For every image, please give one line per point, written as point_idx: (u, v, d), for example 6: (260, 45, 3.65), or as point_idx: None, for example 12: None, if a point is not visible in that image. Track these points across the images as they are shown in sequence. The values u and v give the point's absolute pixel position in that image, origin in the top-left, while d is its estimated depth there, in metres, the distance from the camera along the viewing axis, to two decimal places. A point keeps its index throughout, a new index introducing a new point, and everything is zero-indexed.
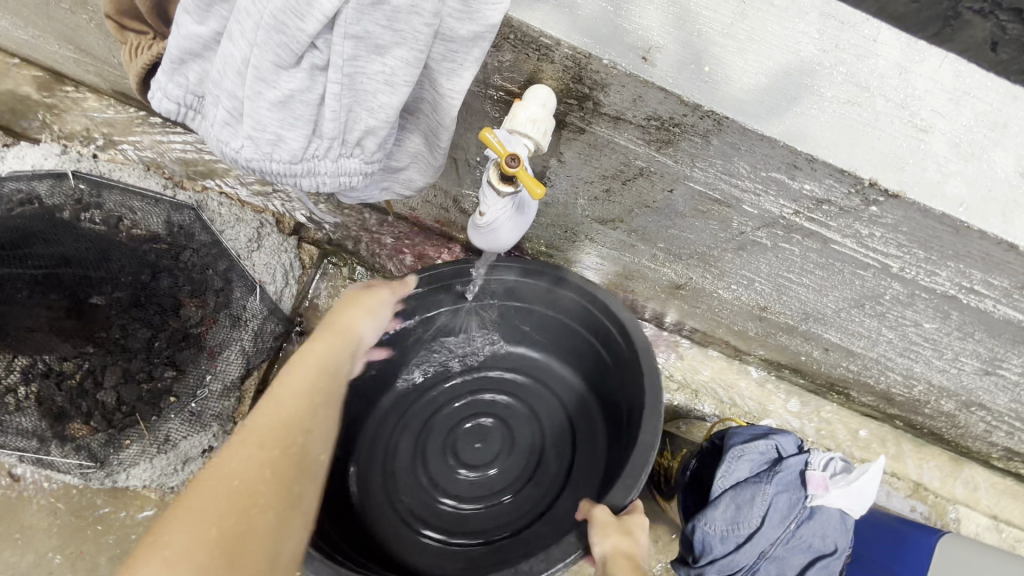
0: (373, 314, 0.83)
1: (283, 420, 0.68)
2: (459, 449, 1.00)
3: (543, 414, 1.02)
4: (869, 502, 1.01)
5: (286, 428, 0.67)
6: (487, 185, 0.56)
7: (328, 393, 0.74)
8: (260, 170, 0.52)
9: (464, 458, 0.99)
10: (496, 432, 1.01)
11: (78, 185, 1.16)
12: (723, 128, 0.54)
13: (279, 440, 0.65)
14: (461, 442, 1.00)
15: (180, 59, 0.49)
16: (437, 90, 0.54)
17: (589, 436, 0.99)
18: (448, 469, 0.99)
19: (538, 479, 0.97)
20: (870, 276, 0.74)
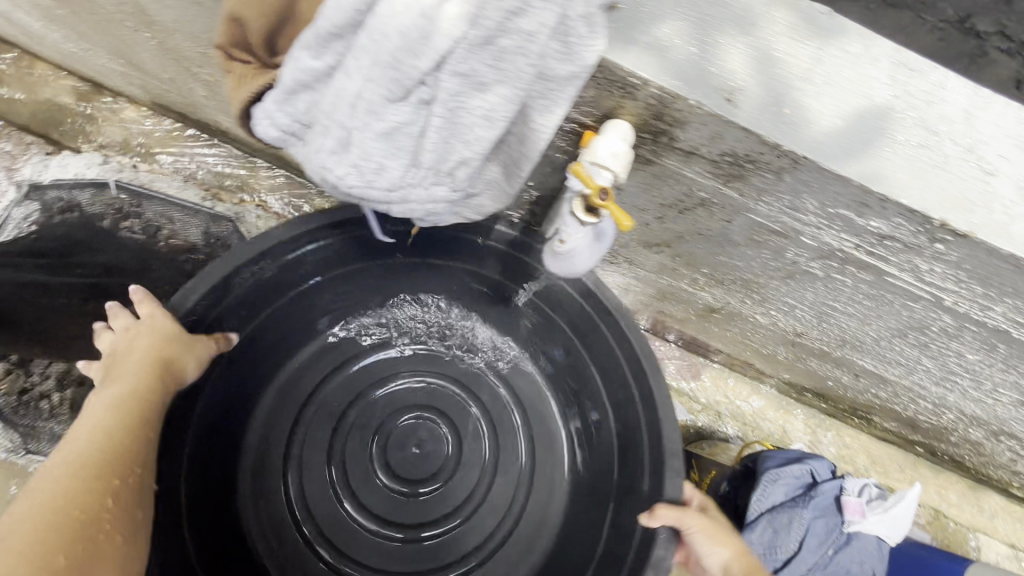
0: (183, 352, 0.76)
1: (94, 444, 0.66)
2: (399, 454, 0.97)
3: (501, 410, 1.03)
4: (902, 531, 1.03)
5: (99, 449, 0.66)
6: (571, 215, 0.59)
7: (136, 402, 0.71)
8: (362, 197, 0.55)
9: (407, 468, 0.97)
10: (429, 431, 0.99)
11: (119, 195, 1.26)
12: (800, 167, 0.57)
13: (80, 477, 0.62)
14: (397, 452, 0.97)
15: (292, 89, 0.51)
16: (527, 123, 0.56)
17: (548, 428, 1.03)
18: (396, 484, 0.96)
19: (505, 477, 0.99)
20: (920, 308, 0.76)
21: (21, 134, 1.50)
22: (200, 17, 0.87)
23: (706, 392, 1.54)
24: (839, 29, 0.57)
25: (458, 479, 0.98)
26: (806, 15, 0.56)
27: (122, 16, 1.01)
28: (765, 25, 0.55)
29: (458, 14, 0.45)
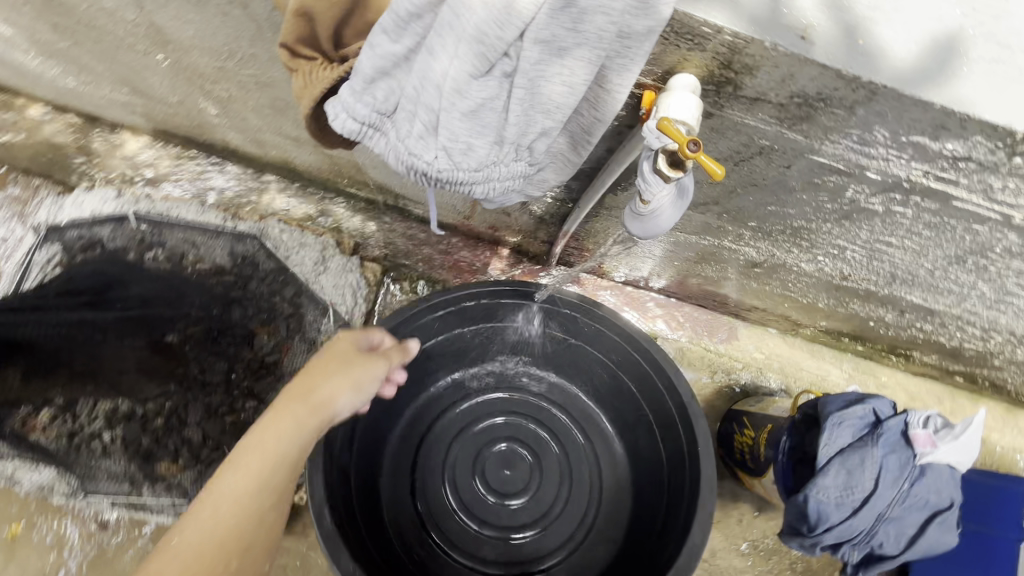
0: (360, 388, 0.80)
1: (285, 457, 0.71)
2: (490, 470, 1.15)
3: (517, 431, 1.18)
4: (973, 454, 1.04)
5: (288, 465, 0.72)
6: (653, 174, 0.58)
7: (320, 422, 0.75)
8: (448, 180, 0.54)
9: (492, 479, 1.14)
10: (500, 456, 1.16)
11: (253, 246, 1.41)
12: (876, 98, 0.57)
13: (279, 474, 0.71)
14: (489, 469, 1.15)
15: (371, 77, 0.50)
16: (602, 86, 0.56)
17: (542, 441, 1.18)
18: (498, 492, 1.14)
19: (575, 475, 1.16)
20: (985, 230, 0.76)
21: (27, 177, 1.47)
22: (220, 28, 0.85)
23: (740, 350, 1.61)
24: None
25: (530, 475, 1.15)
26: None
27: (133, 39, 0.99)
28: None
29: None
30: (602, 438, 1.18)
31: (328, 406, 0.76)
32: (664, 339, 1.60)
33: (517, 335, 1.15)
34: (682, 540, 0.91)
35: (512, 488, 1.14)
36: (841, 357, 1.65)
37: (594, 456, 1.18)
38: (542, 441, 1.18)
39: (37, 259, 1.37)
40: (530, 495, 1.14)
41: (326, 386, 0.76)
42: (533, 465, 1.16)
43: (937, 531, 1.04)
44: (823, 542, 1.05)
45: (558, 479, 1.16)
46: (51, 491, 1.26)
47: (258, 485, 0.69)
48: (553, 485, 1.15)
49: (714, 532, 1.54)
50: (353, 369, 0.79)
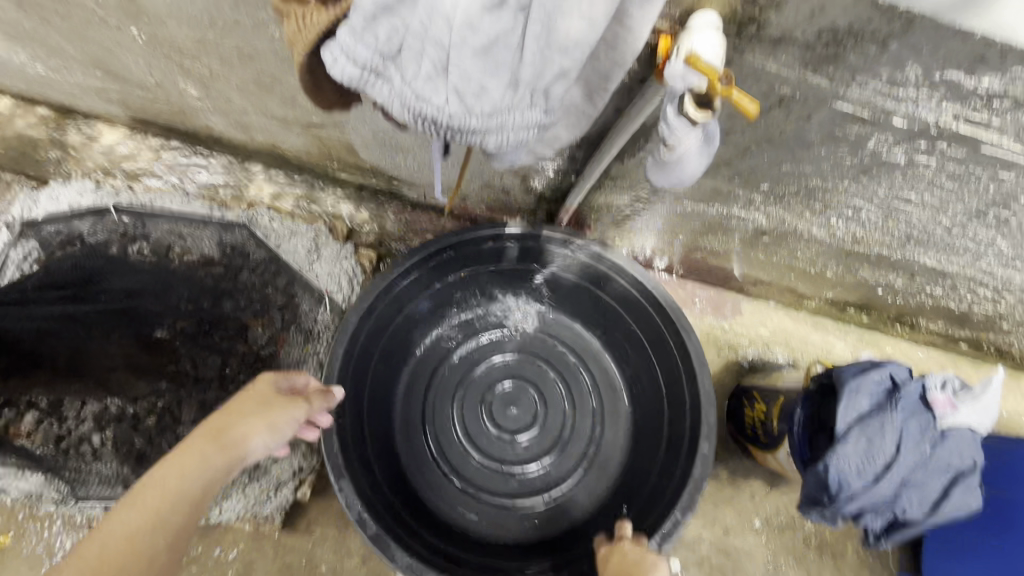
0: (274, 430, 0.80)
1: (184, 493, 0.71)
2: (497, 410, 1.23)
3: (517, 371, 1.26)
4: (995, 414, 1.02)
5: (186, 502, 0.71)
6: (678, 116, 0.53)
7: (227, 461, 0.76)
8: (460, 129, 0.50)
9: (500, 417, 1.23)
10: (506, 396, 1.25)
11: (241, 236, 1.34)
12: (911, 28, 0.53)
13: (174, 510, 0.70)
14: (496, 408, 1.24)
15: (373, 14, 0.45)
16: (623, 23, 0.51)
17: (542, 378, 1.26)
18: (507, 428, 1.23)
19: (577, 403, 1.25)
20: (1012, 178, 0.74)
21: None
22: None
23: (745, 325, 1.60)
24: None
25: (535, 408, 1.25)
26: None
27: (105, 12, 0.93)
28: None
29: None
30: (600, 364, 1.26)
31: (237, 444, 0.77)
32: None
33: (511, 275, 1.20)
34: (689, 460, 1.00)
35: (524, 422, 1.24)
36: (842, 329, 1.64)
37: (593, 381, 1.27)
38: (544, 376, 1.27)
39: (13, 256, 1.28)
40: (539, 427, 1.23)
41: (236, 426, 0.78)
42: (539, 399, 1.25)
43: (962, 495, 1.02)
44: (846, 511, 1.02)
45: (564, 408, 1.25)
46: (40, 498, 1.21)
47: (152, 520, 0.68)
48: (559, 415, 1.25)
49: (728, 510, 1.52)
50: (265, 409, 0.81)
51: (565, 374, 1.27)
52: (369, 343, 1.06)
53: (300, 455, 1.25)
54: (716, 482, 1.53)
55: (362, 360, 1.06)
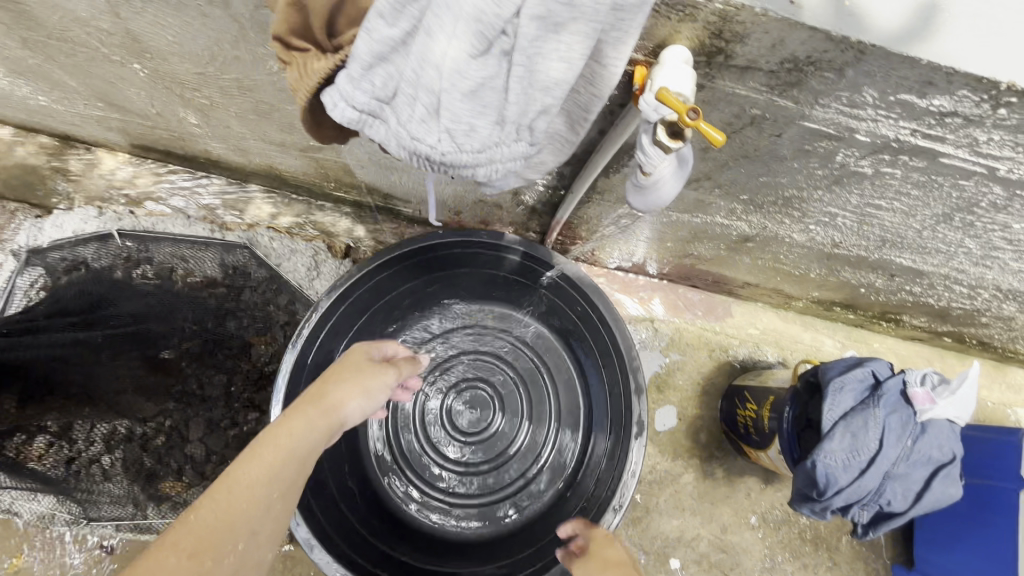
0: (370, 395, 0.87)
1: (296, 450, 0.75)
2: (462, 410, 1.36)
3: (485, 370, 1.38)
4: (971, 406, 1.07)
5: (299, 458, 0.75)
6: (654, 146, 0.59)
7: (332, 422, 0.81)
8: (452, 164, 0.53)
9: (464, 418, 1.35)
10: (472, 395, 1.37)
11: (243, 255, 1.38)
12: (865, 57, 0.58)
13: (290, 460, 0.74)
14: (461, 409, 1.36)
15: (369, 64, 0.50)
16: (598, 62, 0.56)
17: (506, 380, 1.38)
18: (469, 428, 1.35)
19: (535, 406, 1.37)
20: (971, 185, 0.78)
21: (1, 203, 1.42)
22: (200, 31, 0.83)
23: (735, 327, 1.65)
24: None
25: (497, 410, 1.37)
26: None
27: (108, 50, 0.96)
28: None
29: None
30: (556, 375, 1.38)
31: (338, 407, 0.83)
32: (662, 321, 1.64)
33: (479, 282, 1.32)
34: (621, 472, 1.13)
35: (481, 425, 1.36)
36: (831, 328, 1.71)
37: (551, 386, 1.38)
38: (506, 381, 1.38)
39: (19, 284, 1.31)
40: (496, 430, 1.36)
41: (340, 390, 0.84)
42: (497, 403, 1.37)
43: (943, 485, 1.07)
44: (834, 505, 1.06)
45: (522, 411, 1.37)
46: (54, 518, 1.25)
47: (273, 470, 0.72)
48: (516, 417, 1.37)
49: (725, 508, 1.56)
50: (364, 375, 0.88)
51: (523, 381, 1.39)
52: (335, 335, 1.17)
53: None
54: (712, 481, 1.56)
55: (327, 353, 1.16)
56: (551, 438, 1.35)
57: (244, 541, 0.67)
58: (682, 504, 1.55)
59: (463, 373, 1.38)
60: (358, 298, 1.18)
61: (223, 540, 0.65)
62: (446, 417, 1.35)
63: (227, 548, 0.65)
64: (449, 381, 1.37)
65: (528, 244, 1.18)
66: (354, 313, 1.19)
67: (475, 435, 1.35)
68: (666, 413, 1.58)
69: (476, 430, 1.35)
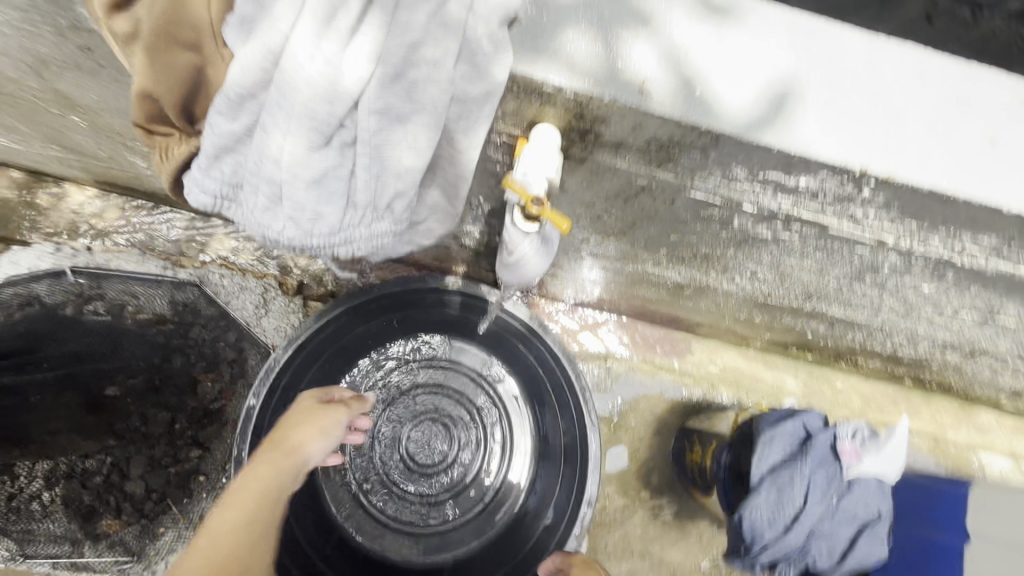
0: (327, 435, 0.91)
1: (262, 499, 0.78)
2: (415, 443, 1.29)
3: (440, 402, 1.32)
4: (901, 463, 1.06)
5: (266, 505, 0.78)
6: (513, 226, 0.60)
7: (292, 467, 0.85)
8: (303, 247, 0.56)
9: (417, 450, 1.29)
10: (427, 427, 1.30)
11: (195, 292, 1.32)
12: (721, 142, 0.59)
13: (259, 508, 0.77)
14: (414, 442, 1.29)
15: (215, 155, 0.52)
16: (454, 147, 0.58)
17: (461, 409, 1.32)
18: (423, 460, 1.29)
19: (492, 434, 1.32)
20: (868, 252, 0.79)
21: None
22: (122, 93, 0.85)
23: (693, 366, 1.64)
24: (734, 8, 0.59)
25: (453, 440, 1.31)
26: None
27: (45, 104, 0.99)
28: (662, 17, 0.58)
29: (364, 56, 0.47)
30: (511, 400, 1.33)
31: (296, 452, 0.86)
32: (616, 359, 1.62)
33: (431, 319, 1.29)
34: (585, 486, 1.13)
35: (436, 456, 1.30)
36: (793, 367, 1.68)
37: (508, 413, 1.32)
38: (461, 410, 1.32)
39: None
40: (451, 460, 1.30)
41: (294, 436, 0.87)
42: (452, 433, 1.31)
43: (868, 544, 1.05)
44: (760, 561, 1.05)
45: (479, 439, 1.31)
46: None
47: (240, 523, 0.74)
48: (471, 447, 1.31)
49: (675, 551, 1.54)
50: (317, 417, 0.91)
51: (479, 409, 1.33)
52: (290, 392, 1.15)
53: None
54: (663, 522, 1.55)
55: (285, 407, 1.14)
56: (510, 464, 1.31)
57: None
58: (630, 547, 1.53)
59: (416, 406, 1.31)
60: (314, 347, 1.16)
61: None
62: (399, 451, 1.29)
63: None
64: (400, 417, 1.30)
65: (467, 284, 1.19)
66: (307, 364, 1.17)
67: (431, 467, 1.29)
68: (617, 453, 1.57)
69: (429, 462, 1.29)
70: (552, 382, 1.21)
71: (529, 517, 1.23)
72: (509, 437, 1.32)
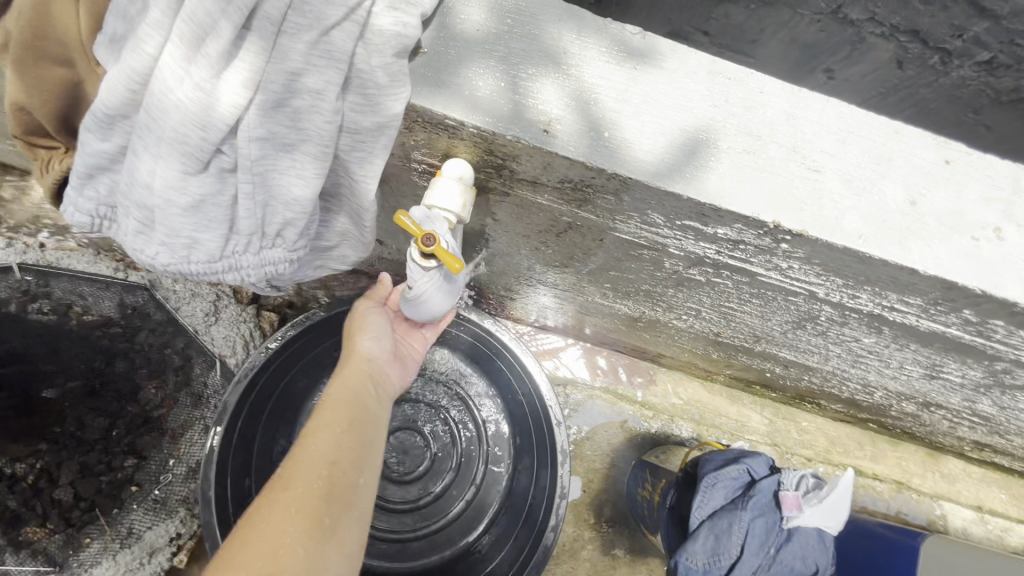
0: (372, 328, 0.89)
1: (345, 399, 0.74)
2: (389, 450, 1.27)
3: (412, 410, 1.30)
4: (843, 517, 1.01)
5: (351, 404, 0.74)
6: (412, 263, 0.58)
7: (357, 367, 0.81)
8: (182, 273, 0.53)
9: (392, 456, 1.26)
10: (402, 435, 1.28)
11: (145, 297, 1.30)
12: (630, 187, 0.56)
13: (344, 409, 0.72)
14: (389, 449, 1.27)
15: (88, 174, 0.50)
16: (352, 177, 0.56)
17: (434, 416, 1.31)
18: (399, 465, 1.26)
19: (466, 438, 1.31)
20: (802, 301, 0.76)
21: None
22: None
23: (655, 398, 1.60)
24: (653, 49, 0.58)
25: (429, 446, 1.29)
26: (617, 38, 0.57)
27: None
28: (574, 58, 0.56)
29: (238, 82, 0.45)
30: (484, 403, 1.33)
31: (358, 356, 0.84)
32: (576, 386, 1.60)
33: None
34: (554, 491, 1.11)
35: (412, 463, 1.27)
36: (758, 404, 1.66)
37: (483, 417, 1.32)
38: (435, 417, 1.31)
39: None
40: (427, 465, 1.28)
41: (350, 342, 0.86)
42: (427, 438, 1.29)
43: None
44: None
45: (454, 444, 1.30)
46: None
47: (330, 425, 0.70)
48: (447, 451, 1.29)
49: None
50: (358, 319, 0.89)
51: (453, 416, 1.32)
52: (252, 417, 1.13)
53: (178, 520, 1.29)
54: (614, 558, 1.51)
55: (248, 432, 1.12)
56: (488, 467, 1.30)
57: (328, 504, 0.61)
58: None
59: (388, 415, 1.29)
60: (272, 369, 1.14)
61: (299, 516, 0.59)
62: None
63: (311, 520, 0.59)
64: None
65: None
66: (268, 385, 1.15)
67: (408, 473, 1.26)
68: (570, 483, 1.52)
69: (404, 467, 1.26)
70: (524, 385, 1.20)
71: (504, 523, 1.22)
72: (483, 441, 1.31)
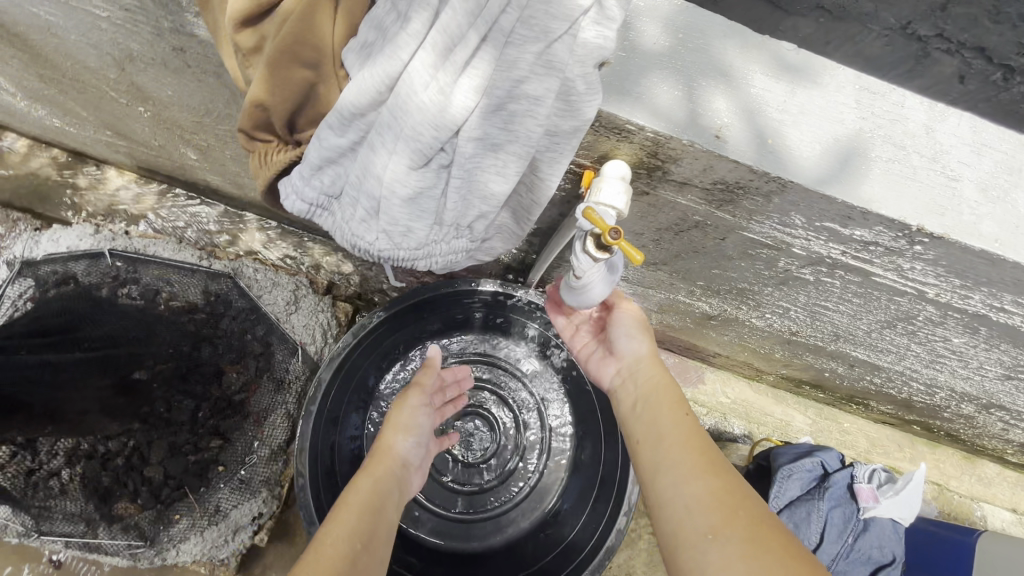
0: (408, 429, 0.94)
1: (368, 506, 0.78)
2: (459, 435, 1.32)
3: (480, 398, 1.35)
4: (913, 508, 1.08)
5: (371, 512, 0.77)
6: (584, 253, 0.64)
7: (383, 471, 0.85)
8: (389, 257, 0.60)
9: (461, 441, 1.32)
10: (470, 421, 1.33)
11: (230, 284, 1.35)
12: (787, 189, 0.62)
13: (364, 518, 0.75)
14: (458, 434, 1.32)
15: (319, 165, 0.56)
16: (536, 175, 0.61)
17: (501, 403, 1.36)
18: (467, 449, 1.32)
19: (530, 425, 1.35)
20: (906, 301, 0.81)
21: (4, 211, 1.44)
22: (197, 89, 0.87)
23: (706, 395, 1.65)
24: (807, 65, 0.63)
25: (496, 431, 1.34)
26: (775, 54, 0.63)
27: (114, 92, 1.00)
28: (739, 71, 0.62)
29: (470, 87, 0.50)
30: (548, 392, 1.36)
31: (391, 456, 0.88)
32: None
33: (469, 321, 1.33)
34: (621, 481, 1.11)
35: (479, 446, 1.33)
36: (804, 405, 1.70)
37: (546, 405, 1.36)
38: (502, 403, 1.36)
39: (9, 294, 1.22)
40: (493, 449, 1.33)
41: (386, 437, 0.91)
42: (494, 424, 1.34)
43: None
44: None
45: (519, 430, 1.34)
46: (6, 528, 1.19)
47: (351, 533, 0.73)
48: (512, 436, 1.34)
49: None
50: (400, 414, 0.94)
51: (518, 403, 1.36)
52: (341, 397, 1.18)
53: (260, 500, 1.32)
54: None
55: (337, 410, 1.18)
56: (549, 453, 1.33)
57: None
58: None
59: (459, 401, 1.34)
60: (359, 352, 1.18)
61: None
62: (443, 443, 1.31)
63: None
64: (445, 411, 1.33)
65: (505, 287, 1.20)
66: (355, 367, 1.19)
67: (477, 456, 1.32)
68: None
69: (472, 451, 1.32)
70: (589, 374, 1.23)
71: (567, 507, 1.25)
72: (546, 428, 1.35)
